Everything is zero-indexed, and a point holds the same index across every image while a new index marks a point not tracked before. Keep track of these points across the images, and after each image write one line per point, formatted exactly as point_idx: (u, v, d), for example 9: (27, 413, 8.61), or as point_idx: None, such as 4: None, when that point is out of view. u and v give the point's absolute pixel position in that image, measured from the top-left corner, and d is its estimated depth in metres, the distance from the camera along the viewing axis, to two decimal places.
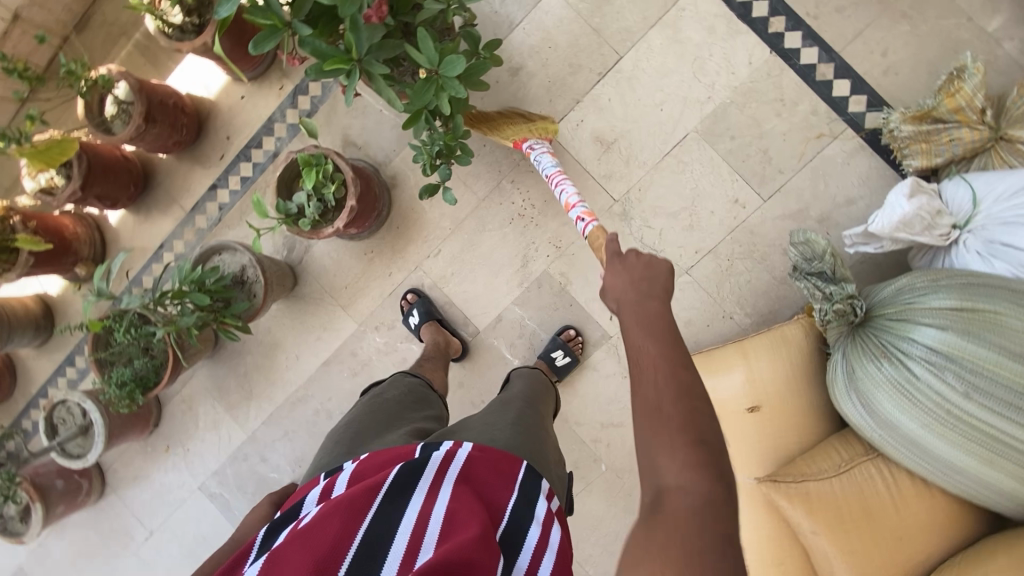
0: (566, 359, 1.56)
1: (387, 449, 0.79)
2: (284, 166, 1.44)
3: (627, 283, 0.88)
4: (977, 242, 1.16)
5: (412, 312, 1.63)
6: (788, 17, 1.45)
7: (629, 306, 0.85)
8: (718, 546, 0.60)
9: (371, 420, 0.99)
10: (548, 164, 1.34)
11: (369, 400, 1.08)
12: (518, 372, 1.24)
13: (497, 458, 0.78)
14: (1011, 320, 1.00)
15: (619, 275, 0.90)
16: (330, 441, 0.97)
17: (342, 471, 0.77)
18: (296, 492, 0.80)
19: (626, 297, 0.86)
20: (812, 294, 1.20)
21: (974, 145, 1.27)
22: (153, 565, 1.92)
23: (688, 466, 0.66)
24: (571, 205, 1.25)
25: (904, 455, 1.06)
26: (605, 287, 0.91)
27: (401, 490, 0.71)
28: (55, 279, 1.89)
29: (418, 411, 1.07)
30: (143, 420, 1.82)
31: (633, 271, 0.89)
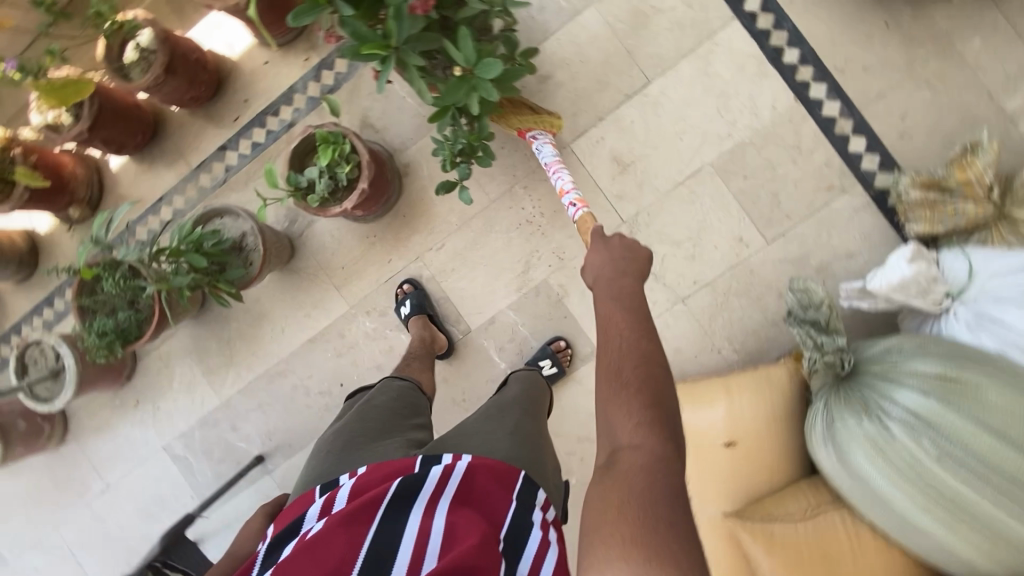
0: (553, 369, 1.57)
1: (384, 462, 0.80)
2: (300, 140, 1.43)
3: (604, 261, 0.93)
4: (968, 313, 1.19)
5: (405, 300, 1.63)
6: (817, 67, 1.48)
7: (602, 282, 0.90)
8: (662, 497, 0.66)
9: (362, 430, 0.98)
10: (548, 154, 1.39)
11: (360, 406, 1.07)
12: (515, 376, 1.20)
13: (497, 469, 0.80)
14: (991, 394, 1.02)
15: (597, 252, 0.95)
16: (321, 452, 0.97)
17: (341, 486, 0.79)
18: (295, 506, 0.80)
19: (602, 274, 0.92)
20: (804, 341, 1.22)
21: (977, 221, 1.30)
22: (106, 520, 1.89)
23: (641, 426, 0.73)
24: (564, 191, 1.29)
25: (871, 512, 1.08)
26: (584, 265, 0.96)
27: (401, 509, 0.72)
28: (46, 217, 1.85)
29: (408, 419, 1.06)
30: (117, 372, 1.79)
31: (613, 250, 0.94)
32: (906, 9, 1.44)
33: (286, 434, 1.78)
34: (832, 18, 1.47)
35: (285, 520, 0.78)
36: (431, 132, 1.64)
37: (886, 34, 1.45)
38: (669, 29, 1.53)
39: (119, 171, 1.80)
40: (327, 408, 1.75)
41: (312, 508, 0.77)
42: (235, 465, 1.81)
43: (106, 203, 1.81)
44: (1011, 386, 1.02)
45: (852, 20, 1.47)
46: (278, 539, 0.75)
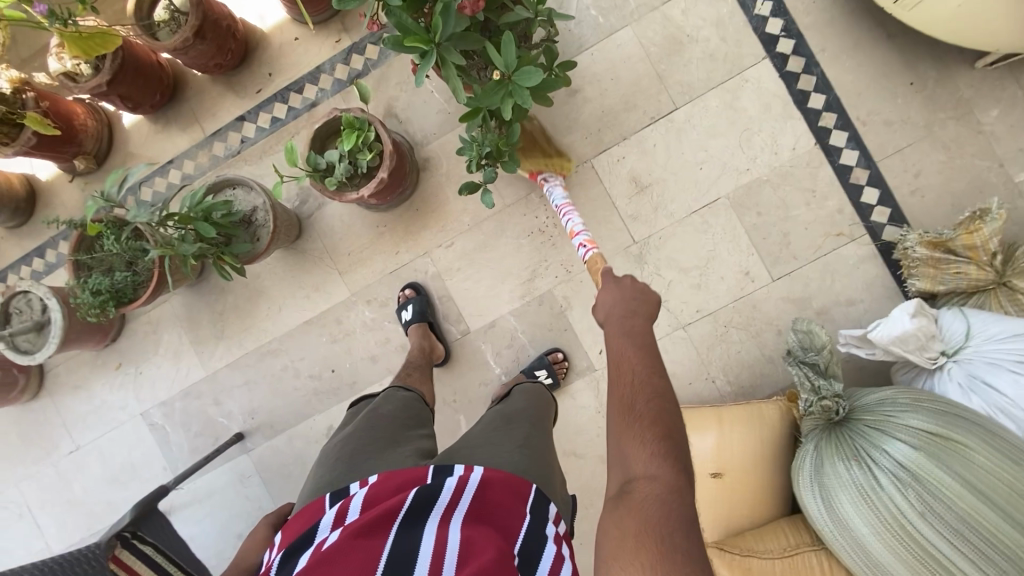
0: (548, 380, 1.57)
1: (395, 473, 0.81)
2: (324, 122, 1.42)
3: (616, 300, 0.96)
4: (960, 373, 1.22)
5: (407, 306, 1.61)
6: (840, 115, 1.51)
7: (614, 321, 0.94)
8: (677, 527, 0.67)
9: (372, 437, 0.99)
10: (559, 196, 1.41)
11: (367, 414, 1.08)
12: (522, 388, 1.29)
13: (510, 482, 0.82)
14: (979, 457, 1.04)
15: (609, 293, 0.98)
16: (328, 460, 0.97)
17: (352, 495, 0.79)
18: (301, 518, 0.80)
19: (613, 312, 0.95)
20: (802, 383, 1.24)
21: (978, 284, 1.34)
22: (71, 481, 1.84)
23: (655, 456, 0.75)
24: (574, 232, 1.32)
25: (849, 558, 1.09)
26: (596, 304, 0.99)
27: (418, 520, 0.73)
28: (49, 165, 1.80)
29: (415, 429, 1.08)
30: (102, 332, 1.74)
31: (625, 291, 0.97)
32: (932, 70, 1.48)
33: (270, 414, 1.75)
34: (860, 69, 1.50)
35: (294, 532, 0.78)
36: (454, 130, 1.64)
37: (910, 92, 1.49)
38: (701, 59, 1.55)
39: (131, 128, 1.76)
40: (314, 392, 1.73)
41: (325, 519, 0.77)
42: (213, 440, 1.77)
43: (113, 159, 1.77)
44: (999, 449, 1.04)
45: (879, 74, 1.50)
46: (291, 551, 0.74)
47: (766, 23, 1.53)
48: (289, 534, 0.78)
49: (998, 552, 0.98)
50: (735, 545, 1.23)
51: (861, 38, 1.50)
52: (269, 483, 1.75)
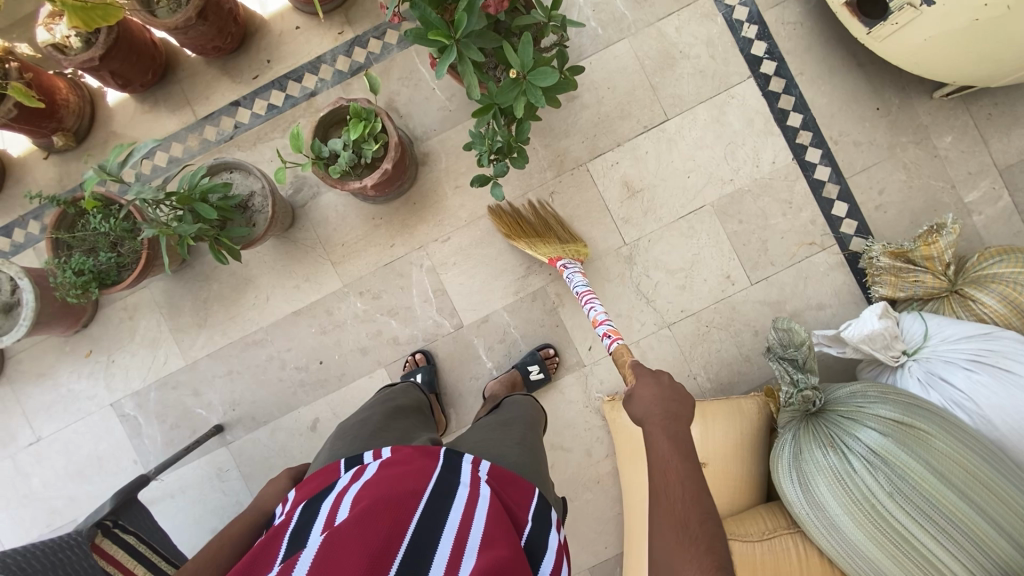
0: (539, 375, 1.62)
1: (409, 451, 0.90)
2: (329, 110, 1.42)
3: (655, 399, 0.91)
4: (919, 370, 1.34)
5: (414, 375, 1.63)
6: (815, 133, 1.64)
7: (656, 422, 0.89)
8: None
9: (389, 423, 1.11)
10: (579, 284, 1.44)
11: (386, 402, 1.21)
12: (513, 399, 1.33)
13: (515, 483, 0.91)
14: (938, 442, 1.15)
15: (647, 386, 0.93)
16: (346, 434, 1.06)
17: (367, 463, 0.88)
18: (316, 478, 0.88)
19: (656, 410, 0.90)
20: (782, 376, 1.33)
21: (933, 291, 1.47)
22: (30, 474, 1.73)
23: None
24: (598, 322, 1.32)
25: (824, 538, 1.18)
26: (633, 398, 0.93)
27: (443, 501, 0.81)
28: (22, 140, 1.72)
29: (422, 424, 1.20)
30: (74, 316, 1.65)
31: (663, 389, 0.93)
32: (896, 98, 1.63)
33: (252, 406, 1.71)
34: (834, 92, 1.64)
35: (311, 490, 0.86)
36: (455, 127, 1.67)
37: (877, 116, 1.63)
38: (692, 74, 1.65)
39: (116, 107, 1.70)
40: (300, 384, 1.70)
41: (343, 479, 0.86)
42: (190, 432, 1.71)
43: (94, 138, 1.71)
44: (955, 436, 1.16)
45: (850, 98, 1.64)
46: (312, 502, 0.82)
47: (752, 45, 1.65)
48: (306, 490, 0.86)
49: (956, 528, 1.08)
50: None
51: (836, 65, 1.64)
52: (249, 477, 1.70)
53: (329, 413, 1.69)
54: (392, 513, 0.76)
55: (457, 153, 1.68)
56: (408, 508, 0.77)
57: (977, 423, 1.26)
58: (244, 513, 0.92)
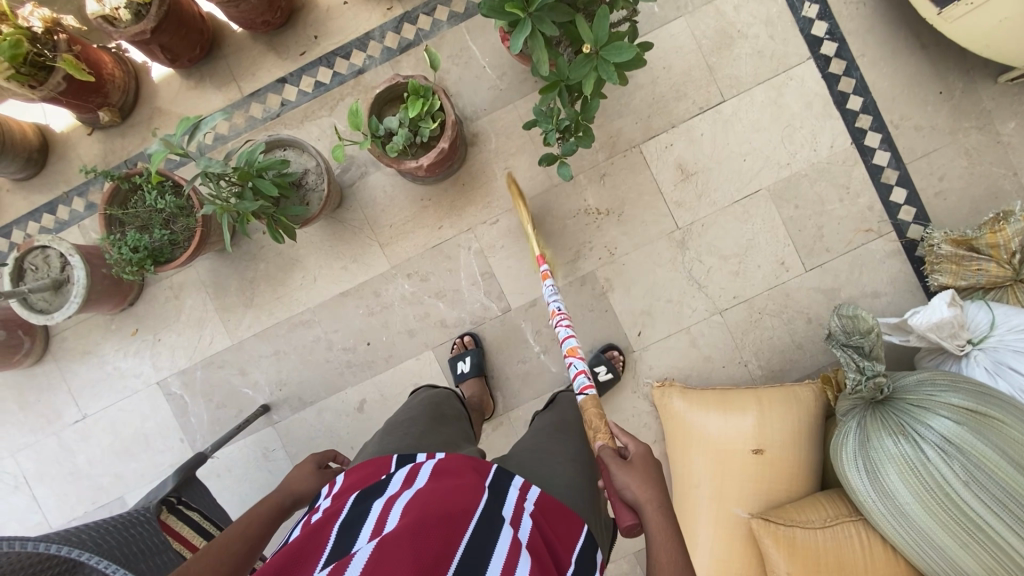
0: (608, 375, 1.59)
1: (459, 460, 0.87)
2: (386, 87, 1.39)
3: (651, 482, 0.83)
4: (986, 359, 1.32)
5: (463, 358, 1.62)
6: (875, 117, 1.60)
7: (660, 514, 0.80)
8: None
9: (436, 426, 1.11)
10: (554, 300, 1.34)
11: (429, 404, 1.22)
12: (568, 394, 1.36)
13: (564, 516, 0.86)
14: (1012, 430, 1.14)
15: (649, 468, 0.85)
16: (396, 430, 1.06)
17: (422, 465, 0.85)
18: (367, 473, 0.84)
19: (659, 498, 0.81)
20: (847, 363, 1.30)
21: (997, 281, 1.44)
22: (76, 453, 1.74)
23: None
24: (572, 354, 1.19)
25: (891, 525, 1.18)
26: (624, 485, 0.83)
27: (494, 523, 0.75)
28: (65, 116, 1.70)
29: (464, 428, 1.21)
30: (121, 295, 1.64)
31: (656, 475, 0.85)
32: (960, 82, 1.58)
33: (298, 386, 1.70)
34: (896, 75, 1.60)
35: (362, 482, 0.83)
36: (506, 107, 1.64)
37: (939, 100, 1.59)
38: (750, 54, 1.61)
39: (161, 83, 1.68)
40: (347, 365, 1.69)
41: (394, 480, 0.81)
42: (236, 411, 1.71)
43: (138, 115, 1.68)
44: None
45: (913, 81, 1.59)
46: (362, 496, 0.78)
47: (812, 25, 1.60)
48: (354, 481, 0.83)
49: None
50: (778, 516, 1.27)
51: (898, 47, 1.59)
52: (295, 457, 1.71)
53: (376, 394, 1.69)
54: (444, 525, 0.70)
55: (507, 133, 1.64)
56: (461, 524, 0.72)
57: None
58: (272, 494, 0.91)
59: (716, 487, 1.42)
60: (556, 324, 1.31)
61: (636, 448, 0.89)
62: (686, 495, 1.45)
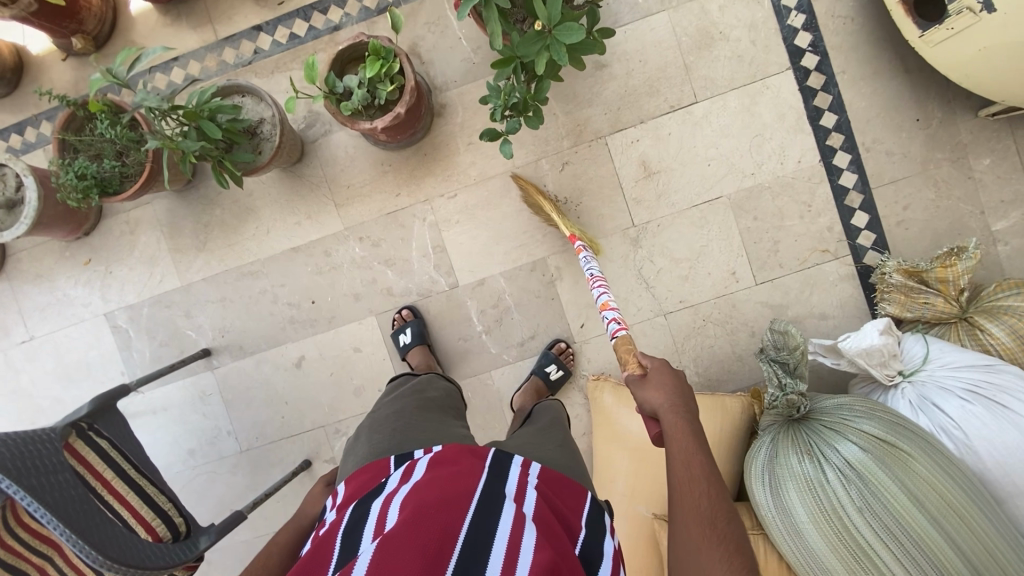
0: (558, 373, 1.60)
1: (455, 449, 0.90)
2: (349, 44, 1.38)
3: (672, 389, 0.86)
4: (912, 393, 1.30)
5: (405, 330, 1.62)
6: (847, 138, 1.57)
7: (674, 414, 0.82)
8: None
9: (424, 413, 1.12)
10: (591, 267, 1.39)
11: (415, 392, 1.22)
12: (543, 405, 1.35)
13: (566, 488, 0.90)
14: (918, 465, 1.12)
15: (666, 378, 0.88)
16: (384, 428, 1.05)
17: (417, 461, 0.88)
18: (365, 478, 0.87)
19: (674, 402, 0.84)
20: (770, 378, 1.31)
21: (942, 316, 1.43)
22: (20, 372, 1.77)
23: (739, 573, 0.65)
24: (606, 307, 1.26)
25: (785, 544, 1.16)
26: (643, 397, 0.87)
27: (494, 503, 0.77)
28: (42, 39, 1.70)
29: (455, 417, 1.22)
30: (77, 223, 1.66)
31: (675, 383, 0.87)
32: (939, 111, 1.54)
33: (241, 334, 1.71)
34: (875, 97, 1.56)
35: (362, 487, 0.85)
36: (476, 82, 1.62)
37: (915, 128, 1.55)
38: (729, 58, 1.58)
39: (138, 17, 1.68)
40: (290, 321, 1.70)
41: (392, 478, 0.84)
42: (178, 351, 1.73)
43: (114, 46, 1.69)
44: (937, 462, 1.13)
45: (891, 105, 1.56)
46: (362, 502, 0.80)
47: (796, 35, 1.57)
48: (355, 488, 0.85)
49: (920, 552, 1.06)
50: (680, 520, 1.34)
51: (881, 68, 1.55)
52: (229, 404, 1.73)
53: (315, 352, 1.70)
54: (443, 510, 0.72)
55: (474, 108, 1.63)
56: (460, 507, 0.74)
57: (961, 451, 1.22)
58: (289, 523, 0.93)
59: (631, 485, 1.43)
60: (591, 288, 1.36)
61: (655, 364, 0.92)
62: (603, 486, 1.46)
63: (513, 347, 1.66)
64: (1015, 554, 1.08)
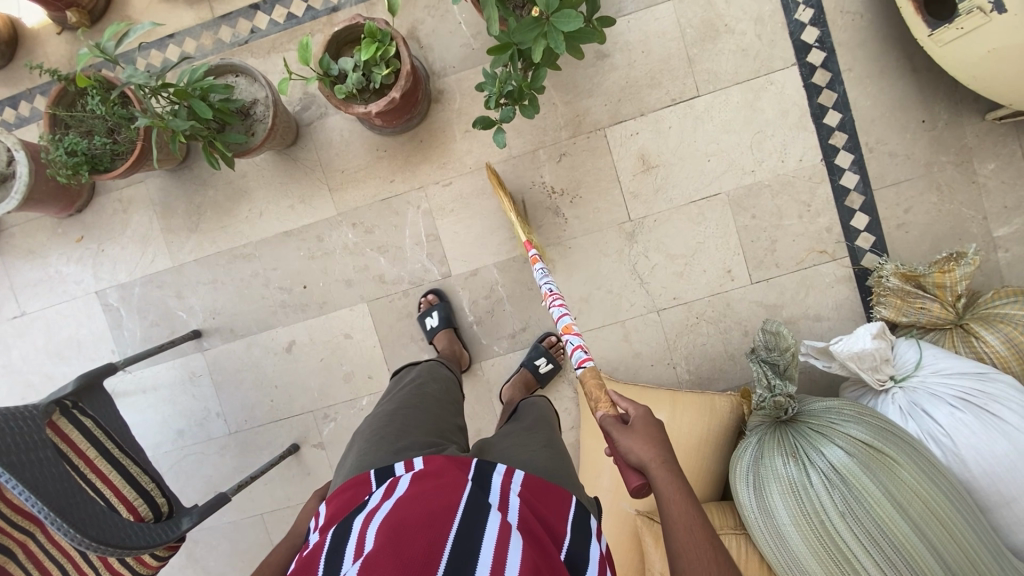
0: (548, 366, 1.59)
1: (437, 460, 0.90)
2: (345, 26, 1.36)
3: (661, 444, 0.84)
4: (903, 398, 1.28)
5: (431, 313, 1.61)
6: (851, 137, 1.54)
7: (666, 472, 0.80)
8: None
9: (419, 413, 1.12)
10: (547, 282, 1.31)
11: (412, 392, 1.20)
12: (529, 402, 1.35)
13: (550, 492, 0.90)
14: (904, 472, 1.11)
15: (652, 430, 0.86)
16: (377, 430, 1.05)
17: (399, 476, 0.87)
18: (347, 497, 0.87)
19: (665, 456, 0.82)
20: (759, 379, 1.30)
21: (937, 322, 1.41)
22: (12, 348, 1.77)
23: None
24: (568, 331, 1.17)
25: (766, 544, 1.16)
26: (628, 449, 0.83)
27: (478, 512, 0.77)
28: (37, 12, 1.67)
29: (454, 416, 1.21)
30: (69, 200, 1.64)
31: (661, 437, 0.85)
32: (945, 113, 1.51)
33: (232, 317, 1.71)
34: (881, 96, 1.53)
35: (344, 507, 0.85)
36: (475, 68, 1.59)
37: (920, 129, 1.52)
38: (734, 52, 1.55)
39: None
40: (282, 305, 1.69)
41: (374, 494, 0.84)
42: (168, 332, 1.72)
43: (108, 21, 1.66)
44: (924, 470, 1.12)
45: (897, 105, 1.52)
46: (344, 522, 0.79)
47: (803, 30, 1.53)
48: (337, 508, 0.85)
49: (900, 559, 1.05)
50: None
51: (888, 67, 1.52)
52: (219, 386, 1.73)
53: (305, 337, 1.70)
54: (426, 526, 0.72)
55: (471, 95, 1.60)
56: (444, 520, 0.74)
57: (948, 460, 1.21)
58: (281, 543, 0.93)
59: (616, 481, 1.43)
60: (549, 305, 1.28)
61: (637, 412, 0.89)
62: (589, 484, 1.47)
63: (505, 339, 1.65)
64: (996, 562, 1.08)
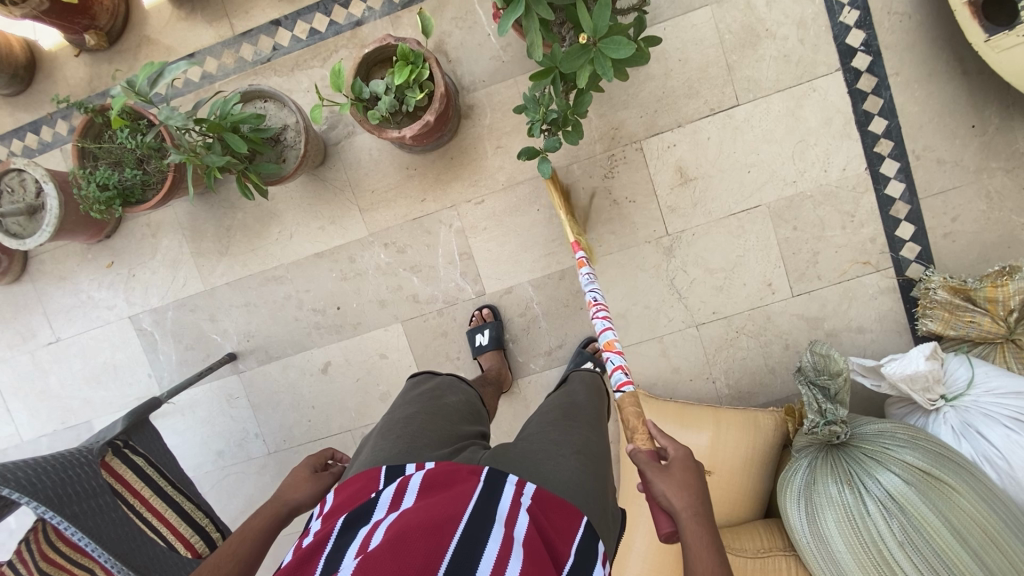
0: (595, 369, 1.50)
1: (451, 465, 0.84)
2: (376, 47, 1.32)
3: (694, 490, 0.82)
4: (955, 418, 1.27)
5: (482, 330, 1.59)
6: (897, 144, 1.49)
7: (696, 523, 0.78)
8: None
9: (435, 420, 1.05)
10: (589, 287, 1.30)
11: (432, 397, 1.13)
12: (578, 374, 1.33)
13: (562, 509, 0.82)
14: (962, 499, 1.10)
15: (689, 476, 0.84)
16: (392, 432, 1.00)
17: (410, 475, 0.82)
18: (357, 488, 0.82)
19: (695, 506, 0.80)
20: (810, 403, 1.29)
21: (987, 335, 1.38)
22: (48, 373, 1.78)
23: None
24: (610, 348, 1.16)
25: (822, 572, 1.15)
26: (660, 492, 0.82)
27: (482, 529, 0.72)
28: (53, 34, 1.63)
29: (472, 425, 1.13)
30: (97, 227, 1.62)
31: (693, 484, 0.83)
32: (997, 117, 1.45)
33: (266, 339, 1.70)
34: (928, 101, 1.47)
35: (352, 500, 0.80)
36: (506, 81, 1.55)
37: (970, 135, 1.47)
38: (775, 58, 1.49)
39: (152, 10, 1.61)
40: (316, 326, 1.68)
41: (384, 493, 0.79)
42: (203, 355, 1.72)
43: (127, 41, 1.62)
44: (982, 497, 1.11)
45: (945, 109, 1.47)
46: (348, 523, 0.75)
47: (848, 33, 1.47)
48: (344, 498, 0.81)
49: None
50: None
51: (938, 69, 1.46)
52: (256, 407, 1.74)
53: (341, 358, 1.69)
54: (427, 534, 0.69)
55: (503, 110, 1.55)
56: (445, 531, 0.70)
57: (1004, 482, 1.20)
58: (264, 504, 0.91)
59: None
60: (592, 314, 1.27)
61: (677, 453, 0.88)
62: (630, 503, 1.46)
63: (541, 356, 1.64)
64: None
